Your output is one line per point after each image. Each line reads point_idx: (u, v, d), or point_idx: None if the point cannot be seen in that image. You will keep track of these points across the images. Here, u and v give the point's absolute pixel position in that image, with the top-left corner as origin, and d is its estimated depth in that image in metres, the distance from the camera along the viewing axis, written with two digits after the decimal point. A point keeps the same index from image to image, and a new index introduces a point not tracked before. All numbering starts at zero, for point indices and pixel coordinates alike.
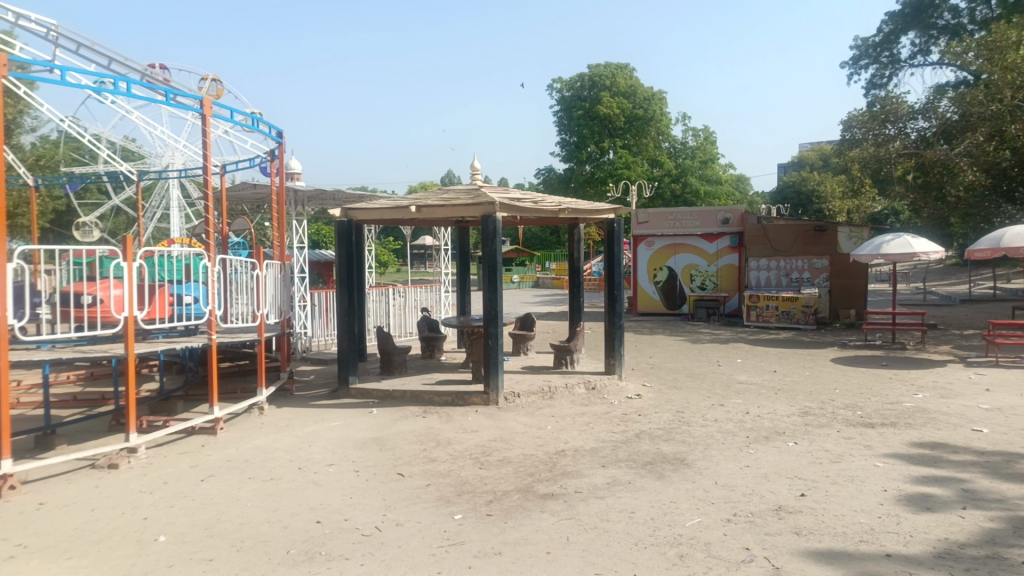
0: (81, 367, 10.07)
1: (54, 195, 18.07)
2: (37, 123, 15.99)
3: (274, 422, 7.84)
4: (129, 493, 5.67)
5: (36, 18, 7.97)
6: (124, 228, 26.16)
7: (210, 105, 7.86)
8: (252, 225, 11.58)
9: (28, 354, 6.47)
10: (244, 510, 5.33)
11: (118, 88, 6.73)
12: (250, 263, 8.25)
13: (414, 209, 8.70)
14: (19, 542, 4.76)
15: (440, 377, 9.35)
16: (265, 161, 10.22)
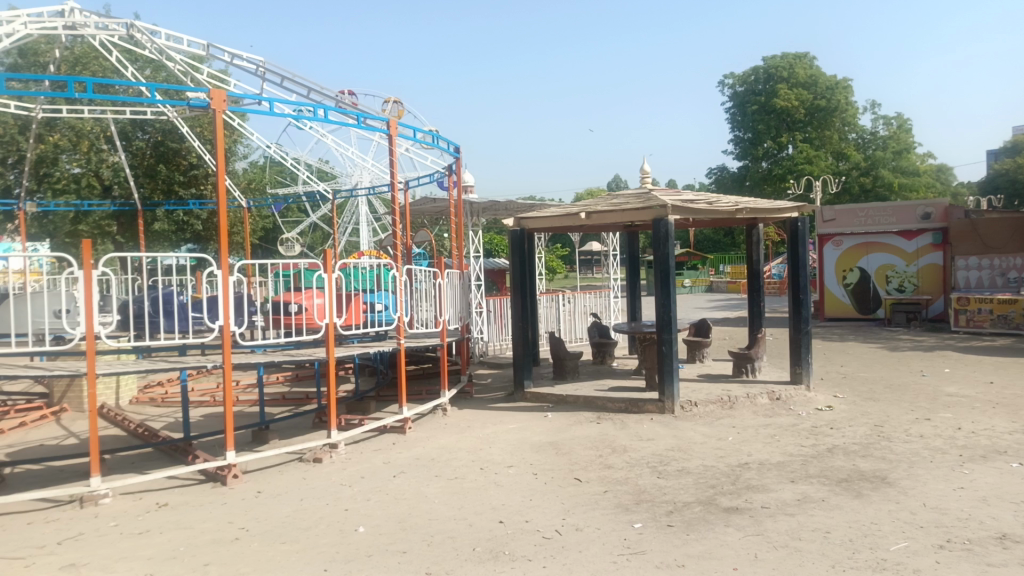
0: (288, 370, 11.13)
1: (264, 215, 20.18)
2: (248, 151, 17.95)
3: (455, 423, 8.19)
4: (332, 486, 6.17)
5: (247, 56, 8.94)
6: (320, 242, 28.71)
7: (395, 126, 8.41)
8: (432, 236, 12.23)
9: (245, 357, 7.27)
10: (433, 507, 5.61)
11: (316, 114, 7.42)
12: (432, 272, 8.69)
13: (585, 215, 8.72)
14: (243, 525, 5.34)
15: (614, 384, 9.29)
16: (443, 176, 10.73)
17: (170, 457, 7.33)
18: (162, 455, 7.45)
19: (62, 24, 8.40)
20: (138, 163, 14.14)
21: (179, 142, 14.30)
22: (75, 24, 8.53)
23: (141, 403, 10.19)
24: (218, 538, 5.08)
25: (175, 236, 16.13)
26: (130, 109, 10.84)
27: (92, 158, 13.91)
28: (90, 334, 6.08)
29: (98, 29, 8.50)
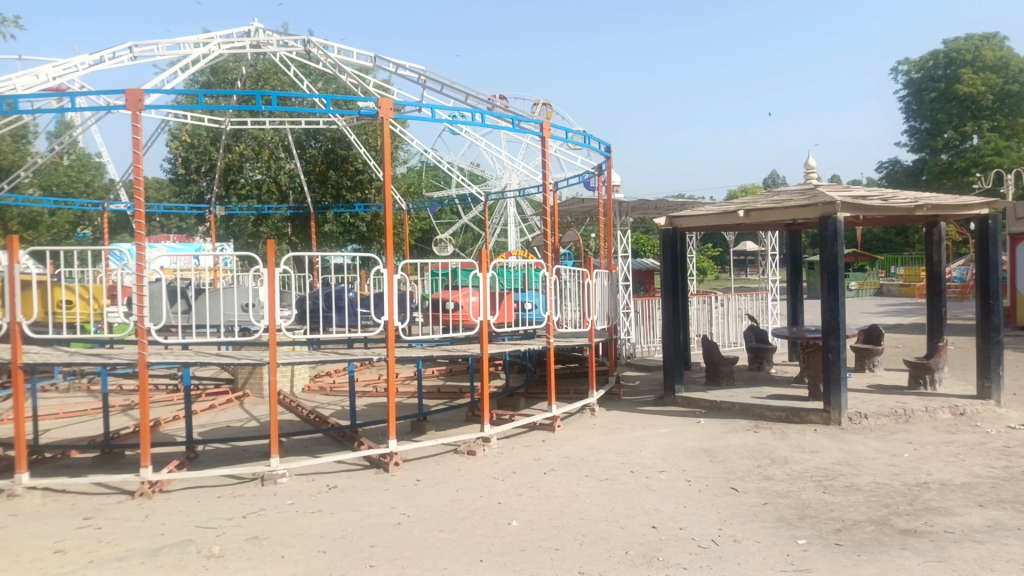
0: (442, 365, 11.57)
1: (420, 216, 21.12)
2: (407, 156, 18.85)
3: (605, 424, 8.14)
4: (485, 479, 6.34)
5: (409, 66, 9.39)
6: (472, 242, 29.66)
7: (549, 127, 8.49)
8: (581, 236, 12.25)
9: (405, 352, 7.64)
10: (584, 506, 5.60)
11: (473, 119, 7.66)
12: (579, 272, 8.65)
13: (743, 213, 8.39)
14: (404, 511, 5.61)
15: (772, 392, 8.85)
16: (592, 176, 10.70)
17: (336, 442, 7.85)
18: (331, 440, 8.01)
19: (248, 43, 9.26)
20: (311, 170, 15.30)
21: (347, 149, 15.26)
22: (259, 42, 9.36)
23: (312, 392, 10.99)
24: (381, 522, 5.37)
25: (342, 237, 17.25)
26: (305, 119, 11.72)
27: (272, 165, 15.09)
28: (272, 327, 6.68)
29: (278, 46, 9.30)
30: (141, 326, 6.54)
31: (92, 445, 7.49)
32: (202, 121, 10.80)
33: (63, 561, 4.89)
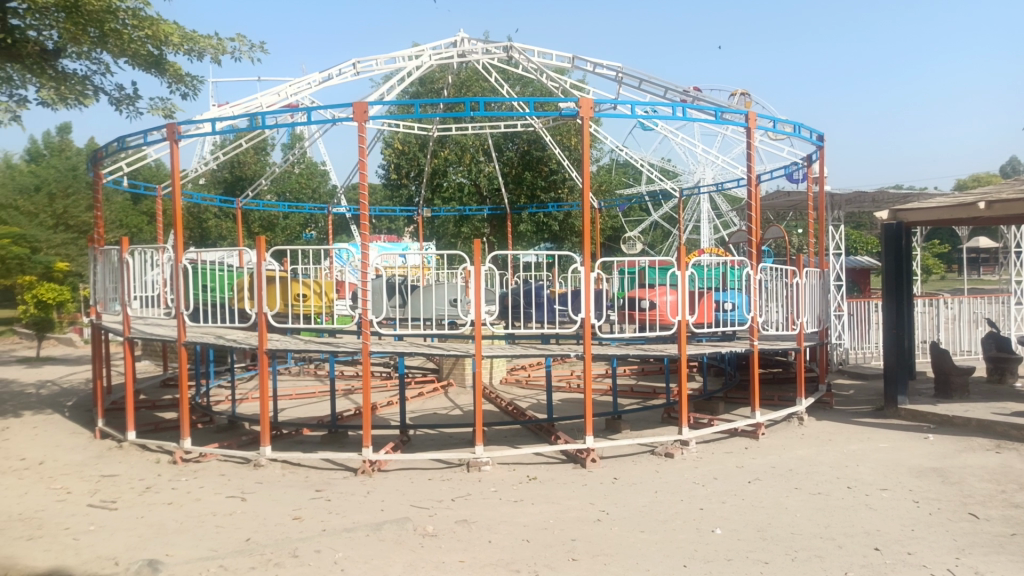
0: (636, 364, 11.51)
1: (612, 214, 21.16)
2: (600, 154, 18.94)
3: (814, 434, 7.63)
4: (686, 483, 6.20)
5: (606, 64, 9.40)
6: (663, 240, 29.21)
7: (755, 119, 8.11)
8: (787, 233, 11.52)
9: (603, 350, 7.67)
10: (795, 520, 5.29)
11: (674, 113, 7.51)
12: (784, 271, 8.15)
13: (984, 205, 7.48)
14: (604, 508, 5.63)
15: (1018, 408, 7.79)
16: (798, 169, 10.06)
17: (535, 435, 8.07)
18: (529, 433, 8.25)
19: (455, 53, 9.80)
20: (509, 171, 15.89)
21: (543, 150, 15.66)
22: (464, 52, 9.86)
23: (509, 385, 11.41)
24: (582, 517, 5.43)
25: (536, 237, 17.72)
26: (504, 124, 12.16)
27: (473, 168, 15.92)
28: (478, 321, 7.02)
29: (482, 53, 9.73)
30: (364, 318, 7.17)
31: (321, 425, 8.34)
32: (413, 129, 11.59)
33: (301, 527, 5.49)
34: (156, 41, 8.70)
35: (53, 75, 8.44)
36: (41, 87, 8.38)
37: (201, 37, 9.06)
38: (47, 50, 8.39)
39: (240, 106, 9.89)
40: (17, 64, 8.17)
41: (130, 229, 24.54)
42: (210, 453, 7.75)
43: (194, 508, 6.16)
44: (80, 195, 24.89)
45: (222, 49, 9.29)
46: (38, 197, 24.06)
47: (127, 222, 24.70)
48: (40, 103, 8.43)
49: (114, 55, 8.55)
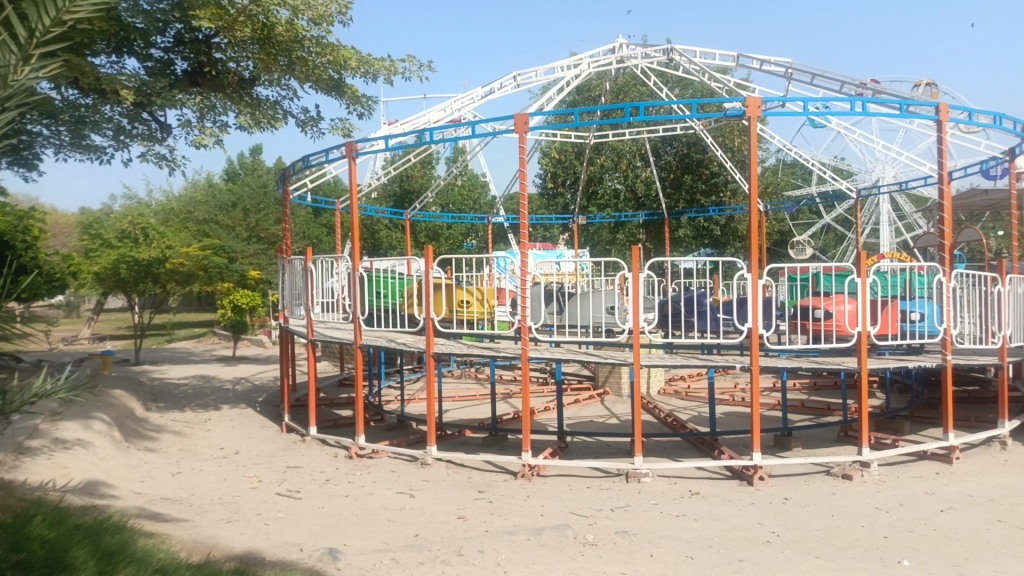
0: (806, 377, 10.86)
1: (778, 218, 20.13)
2: (765, 155, 18.10)
3: (1020, 461, 6.78)
4: (866, 508, 5.73)
5: (774, 60, 8.94)
6: (835, 244, 27.42)
7: (947, 111, 7.37)
8: (983, 235, 10.39)
9: (771, 361, 7.29)
10: (999, 557, 4.71)
11: (851, 110, 7.00)
12: (980, 277, 7.33)
13: None
14: (774, 529, 5.33)
15: None
16: (997, 164, 9.02)
17: (696, 448, 7.81)
18: (691, 446, 8.01)
19: (613, 59, 9.78)
20: (667, 176, 15.59)
21: (703, 153, 15.20)
22: (623, 57, 9.82)
23: (668, 395, 11.16)
24: (750, 538, 5.17)
25: (696, 243, 17.24)
26: (663, 127, 11.92)
27: (630, 174, 15.76)
28: (637, 329, 6.94)
29: (641, 58, 9.63)
30: (523, 324, 7.30)
31: (483, 428, 8.60)
32: (569, 138, 11.69)
33: (465, 527, 5.67)
34: (336, 66, 9.31)
35: (248, 101, 9.33)
36: (239, 113, 9.24)
37: (375, 59, 9.61)
38: (244, 80, 9.36)
39: (410, 123, 10.44)
40: (219, 93, 9.18)
41: (311, 240, 26.71)
42: (382, 450, 8.22)
43: (368, 501, 6.56)
44: (270, 209, 27.49)
45: (394, 69, 9.83)
46: (236, 212, 26.83)
47: (308, 234, 26.89)
48: (239, 128, 9.29)
49: (300, 81, 9.29)
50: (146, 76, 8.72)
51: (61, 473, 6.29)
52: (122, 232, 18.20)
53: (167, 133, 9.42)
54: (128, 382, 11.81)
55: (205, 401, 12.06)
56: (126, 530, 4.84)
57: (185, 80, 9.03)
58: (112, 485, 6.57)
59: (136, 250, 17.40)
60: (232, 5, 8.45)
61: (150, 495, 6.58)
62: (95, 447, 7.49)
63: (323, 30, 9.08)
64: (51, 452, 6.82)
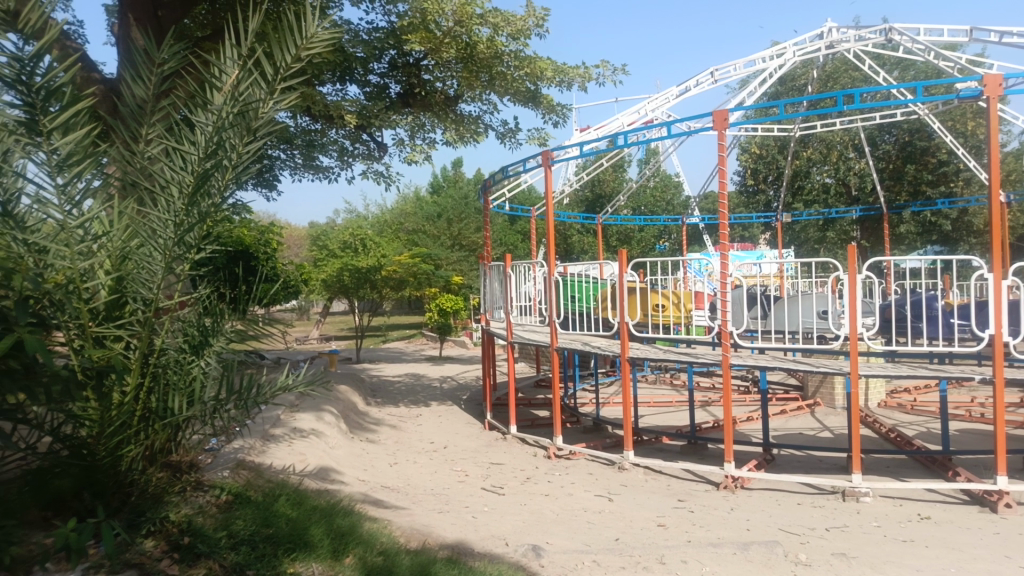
0: None
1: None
2: (1007, 137, 15.91)
3: None
4: None
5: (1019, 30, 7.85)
6: None
7: None
8: None
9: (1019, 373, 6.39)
10: None
11: None
12: None
13: None
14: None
15: None
16: None
17: (925, 468, 7.06)
18: (918, 466, 7.26)
19: (822, 46, 9.19)
20: (885, 167, 14.25)
21: (928, 140, 13.70)
22: (833, 43, 9.21)
23: (889, 408, 10.19)
24: (996, 572, 4.58)
25: (920, 240, 15.58)
26: (879, 114, 10.93)
27: (841, 167, 14.60)
28: (854, 335, 6.42)
29: (854, 42, 8.96)
30: (724, 330, 7.04)
31: (681, 435, 8.41)
32: (772, 132, 11.12)
33: (666, 534, 5.58)
34: (533, 78, 9.59)
35: (454, 117, 9.93)
36: (446, 130, 9.85)
37: (570, 68, 9.78)
38: (449, 97, 9.94)
39: (604, 128, 10.48)
40: (428, 111, 9.85)
41: (509, 247, 27.72)
42: (579, 452, 8.34)
43: (568, 502, 6.68)
44: (471, 218, 28.93)
45: (589, 76, 9.94)
46: (440, 222, 28.56)
47: (506, 240, 27.93)
48: (445, 143, 9.93)
49: (500, 94, 9.67)
50: (366, 100, 9.58)
51: (300, 458, 7.09)
52: (344, 244, 20.16)
53: (383, 151, 10.28)
54: (351, 378, 13.01)
55: (416, 398, 12.95)
56: (354, 514, 5.35)
57: (398, 102, 9.81)
58: (341, 472, 7.30)
59: (356, 259, 19.16)
60: (439, 28, 9.03)
61: (371, 483, 7.20)
62: (326, 437, 8.34)
63: (521, 43, 9.40)
64: (291, 439, 7.69)
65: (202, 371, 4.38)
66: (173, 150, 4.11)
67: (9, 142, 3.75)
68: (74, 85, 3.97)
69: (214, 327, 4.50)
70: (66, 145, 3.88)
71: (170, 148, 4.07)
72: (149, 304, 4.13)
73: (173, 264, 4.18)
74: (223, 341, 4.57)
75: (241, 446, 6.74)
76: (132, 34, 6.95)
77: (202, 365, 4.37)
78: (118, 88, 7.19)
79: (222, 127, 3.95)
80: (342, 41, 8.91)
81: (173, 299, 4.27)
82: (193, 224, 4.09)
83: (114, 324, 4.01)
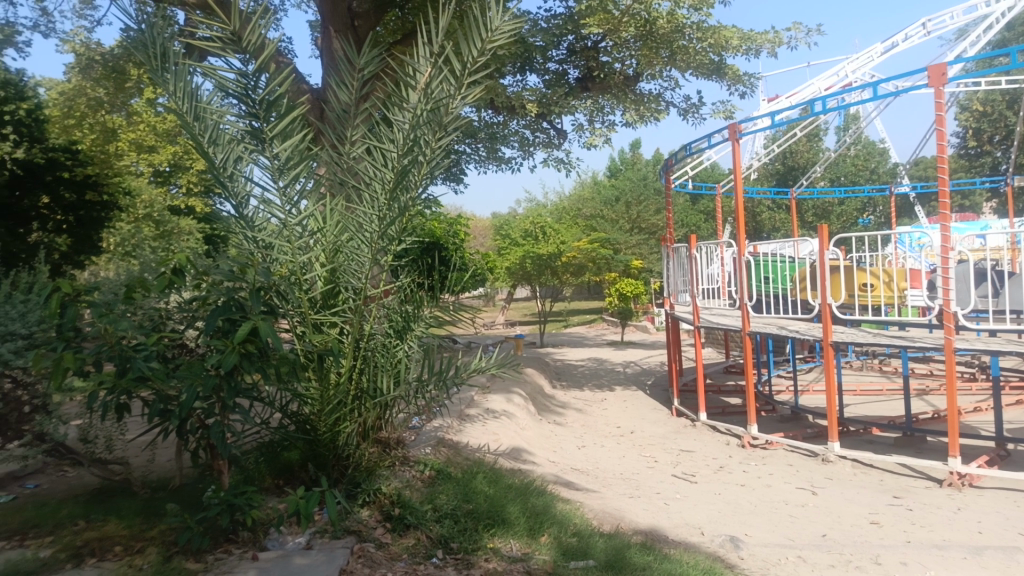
0: None
1: None
2: None
3: None
4: None
5: None
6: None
7: None
8: None
9: None
10: None
11: None
12: None
13: None
14: None
15: None
16: None
17: None
18: None
19: None
20: None
21: None
22: None
23: None
24: None
25: None
26: None
27: None
28: None
29: None
30: (947, 310, 6.35)
31: (894, 426, 7.69)
32: (1000, 83, 9.78)
33: (881, 533, 5.13)
34: (717, 48, 9.17)
35: (634, 98, 9.76)
36: (627, 110, 9.71)
37: (758, 34, 9.23)
38: (629, 77, 9.77)
39: (797, 95, 9.78)
40: (607, 94, 9.80)
41: (691, 227, 26.92)
42: (777, 441, 7.90)
43: (767, 493, 6.35)
44: (651, 199, 28.42)
45: (779, 41, 9.31)
46: (619, 206, 28.30)
47: (688, 221, 27.12)
48: (626, 125, 9.79)
49: (682, 69, 9.35)
50: (546, 88, 9.65)
51: (493, 438, 7.36)
52: (525, 232, 20.61)
53: (563, 137, 10.34)
54: (537, 363, 13.31)
55: (600, 382, 12.98)
56: (548, 494, 5.46)
57: (578, 87, 9.79)
58: (532, 453, 7.49)
59: (538, 246, 19.51)
60: (617, 8, 8.82)
61: (562, 465, 7.32)
62: (516, 418, 8.59)
63: (704, 14, 9.00)
64: (485, 419, 8.01)
65: (406, 354, 4.69)
66: (374, 149, 4.42)
67: (239, 150, 4.20)
68: (289, 94, 4.37)
69: (415, 313, 4.79)
70: (285, 150, 4.27)
71: (373, 147, 4.36)
72: (358, 293, 4.46)
73: (378, 256, 4.49)
74: (423, 326, 4.87)
75: (439, 425, 7.11)
76: (333, 45, 7.53)
77: (405, 348, 4.69)
78: (324, 97, 7.84)
79: (417, 124, 4.18)
80: (522, 32, 9.04)
81: (378, 288, 4.58)
82: (394, 217, 4.37)
83: (329, 312, 4.38)
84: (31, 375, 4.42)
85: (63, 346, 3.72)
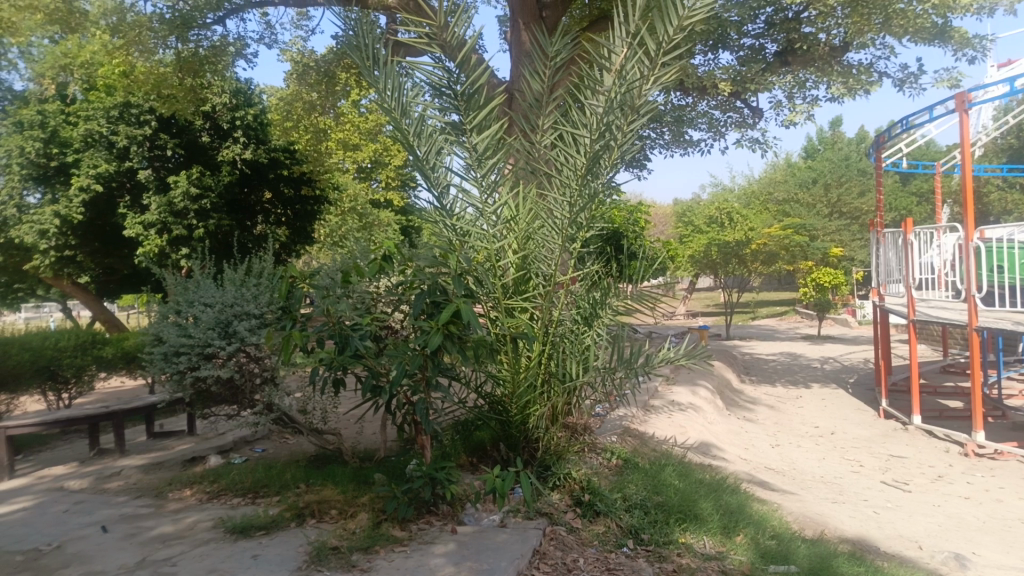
0: None
1: None
2: None
3: None
4: None
5: None
6: None
7: None
8: None
9: None
10: None
11: None
12: None
13: None
14: None
15: None
16: None
17: None
18: None
19: None
20: None
21: None
22: None
23: None
24: None
25: None
26: None
27: None
28: None
29: None
30: None
31: None
32: None
33: None
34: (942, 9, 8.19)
35: (841, 70, 9.01)
36: (832, 84, 8.97)
37: None
38: (835, 48, 9.03)
39: None
40: (810, 67, 9.13)
41: (901, 211, 24.54)
42: (1009, 452, 6.97)
43: (999, 509, 5.62)
44: (854, 181, 26.28)
45: None
46: (817, 189, 26.44)
47: (898, 204, 24.72)
48: (831, 100, 9.05)
49: (899, 36, 8.48)
50: (740, 65, 9.18)
51: (681, 431, 7.17)
52: (710, 218, 19.88)
53: (758, 116, 9.77)
54: (725, 355, 12.79)
55: (795, 378, 12.21)
56: (742, 492, 5.21)
57: (777, 62, 9.22)
58: (722, 448, 7.20)
59: (724, 234, 18.71)
60: None
61: (755, 463, 6.97)
62: (704, 412, 8.30)
63: None
64: (671, 411, 7.83)
65: (594, 340, 4.65)
66: (567, 135, 4.40)
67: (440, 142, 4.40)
68: (485, 87, 4.47)
69: (602, 300, 4.73)
70: (482, 142, 4.40)
71: (566, 132, 4.35)
72: (549, 279, 4.49)
73: (568, 242, 4.48)
74: (610, 313, 4.80)
75: (626, 414, 7.04)
76: (524, 35, 7.66)
77: (593, 335, 4.64)
78: (515, 87, 8.01)
79: (611, 107, 4.11)
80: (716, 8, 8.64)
81: (568, 274, 4.57)
82: (584, 203, 4.34)
83: (521, 297, 4.45)
84: (263, 351, 4.92)
85: (291, 324, 4.12)
